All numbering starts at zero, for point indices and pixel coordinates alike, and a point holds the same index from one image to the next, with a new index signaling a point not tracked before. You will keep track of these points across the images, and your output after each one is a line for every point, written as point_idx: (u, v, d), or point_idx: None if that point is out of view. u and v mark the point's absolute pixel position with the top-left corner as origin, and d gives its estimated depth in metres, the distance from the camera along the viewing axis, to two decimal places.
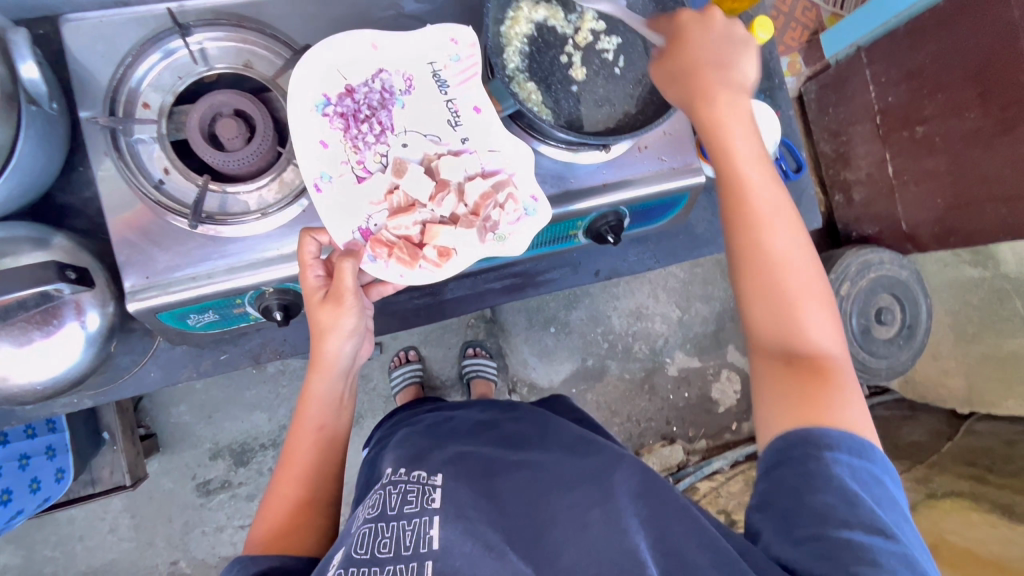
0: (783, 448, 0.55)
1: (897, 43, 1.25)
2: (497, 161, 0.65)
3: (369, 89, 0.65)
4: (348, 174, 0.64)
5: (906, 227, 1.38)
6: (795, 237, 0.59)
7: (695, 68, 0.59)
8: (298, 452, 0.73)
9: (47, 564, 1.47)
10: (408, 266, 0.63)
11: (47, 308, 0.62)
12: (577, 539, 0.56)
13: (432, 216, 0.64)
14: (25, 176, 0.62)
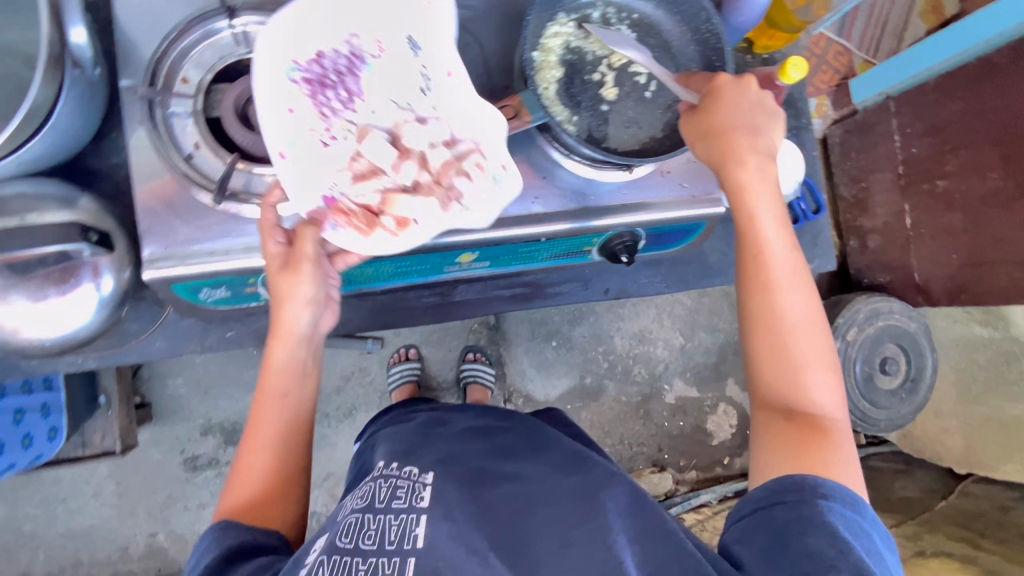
0: (776, 492, 0.57)
1: (924, 96, 1.25)
2: (465, 128, 0.65)
3: (336, 55, 0.64)
4: (313, 141, 0.63)
5: (919, 278, 1.37)
6: (808, 309, 0.62)
7: (727, 129, 0.61)
8: (262, 427, 0.71)
9: (27, 522, 1.48)
10: (364, 236, 0.63)
11: (65, 267, 0.62)
12: (558, 551, 0.56)
13: (394, 184, 0.64)
14: (61, 137, 0.64)
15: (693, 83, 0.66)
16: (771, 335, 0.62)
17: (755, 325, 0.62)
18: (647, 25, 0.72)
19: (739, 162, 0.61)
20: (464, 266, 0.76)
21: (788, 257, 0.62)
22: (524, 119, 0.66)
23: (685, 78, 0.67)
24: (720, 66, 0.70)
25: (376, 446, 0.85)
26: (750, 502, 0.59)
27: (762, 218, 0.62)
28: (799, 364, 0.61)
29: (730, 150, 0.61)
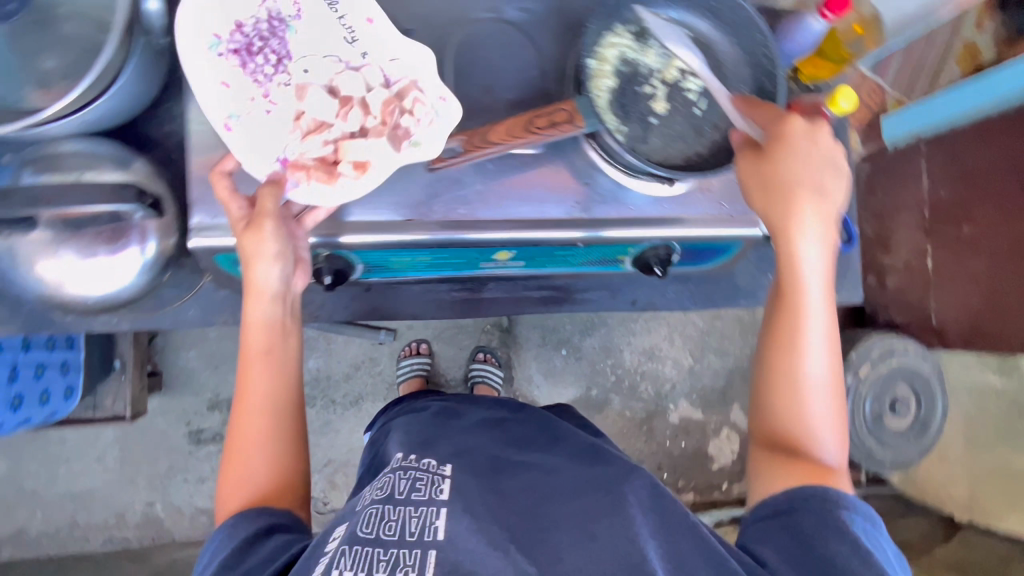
0: (798, 499, 0.59)
1: (956, 139, 1.25)
2: (398, 68, 0.65)
3: (256, 20, 0.63)
4: (256, 110, 0.63)
5: (935, 321, 1.37)
6: (829, 352, 0.64)
7: (784, 179, 0.61)
8: (250, 400, 0.63)
9: (29, 479, 1.49)
10: (327, 185, 0.64)
11: (115, 227, 0.63)
12: (581, 545, 0.55)
13: (341, 132, 0.65)
14: (124, 99, 0.65)
15: (753, 115, 0.64)
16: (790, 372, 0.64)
17: (776, 361, 0.65)
18: (703, 44, 0.73)
19: (797, 215, 0.61)
20: (500, 263, 0.77)
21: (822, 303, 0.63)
22: (576, 124, 0.64)
23: (747, 106, 0.65)
24: (772, 91, 0.70)
25: (392, 431, 0.86)
26: (768, 507, 0.61)
27: (805, 263, 0.62)
28: (812, 402, 0.64)
29: (788, 199, 0.60)
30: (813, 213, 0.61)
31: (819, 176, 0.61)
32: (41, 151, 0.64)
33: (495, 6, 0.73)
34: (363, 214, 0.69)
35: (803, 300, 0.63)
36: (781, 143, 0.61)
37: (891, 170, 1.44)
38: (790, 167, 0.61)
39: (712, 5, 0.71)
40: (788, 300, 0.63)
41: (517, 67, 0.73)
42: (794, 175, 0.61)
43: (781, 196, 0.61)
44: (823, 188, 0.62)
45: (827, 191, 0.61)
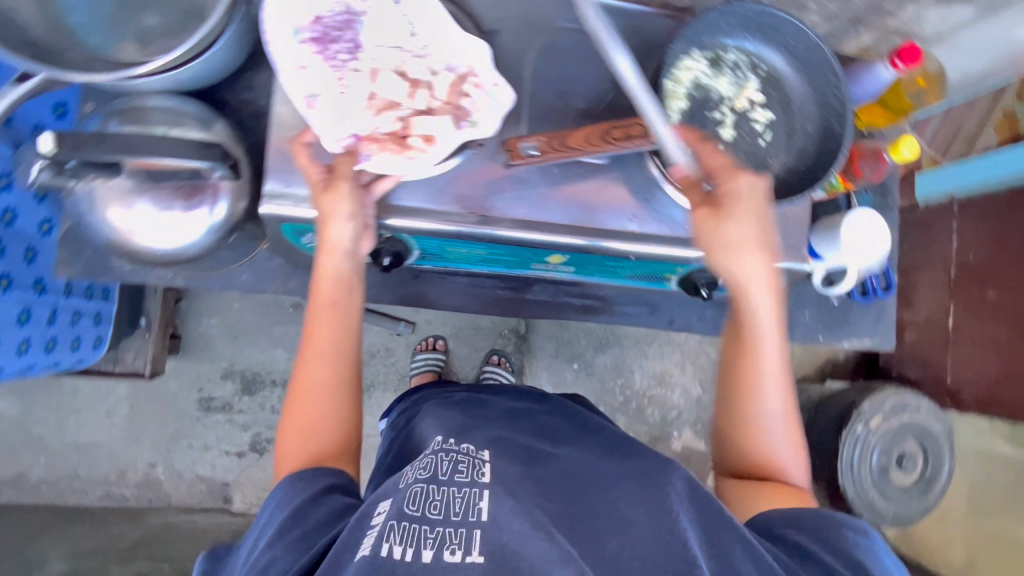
0: (800, 518, 0.64)
1: (993, 207, 1.27)
2: (458, 57, 0.68)
3: (333, 13, 0.66)
4: (333, 92, 0.65)
5: (949, 381, 1.38)
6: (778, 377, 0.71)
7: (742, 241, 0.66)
8: (314, 352, 0.68)
9: (37, 425, 1.50)
10: (401, 157, 0.66)
11: (193, 184, 0.65)
12: (624, 534, 0.57)
13: (410, 110, 0.67)
14: (216, 62, 0.68)
15: (703, 155, 0.67)
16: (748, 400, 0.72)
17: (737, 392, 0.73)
18: (773, 79, 0.75)
19: (747, 271, 0.67)
20: (551, 267, 0.78)
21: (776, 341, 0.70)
22: (649, 140, 0.65)
23: (697, 143, 0.68)
24: (839, 131, 0.71)
25: (420, 417, 0.87)
26: (764, 524, 0.66)
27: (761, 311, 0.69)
28: (765, 417, 0.72)
29: (737, 252, 0.66)
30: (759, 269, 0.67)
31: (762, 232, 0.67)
32: (127, 104, 0.66)
33: (579, 18, 0.75)
34: (427, 203, 0.69)
35: (756, 345, 0.70)
36: (733, 197, 0.65)
37: (919, 226, 1.45)
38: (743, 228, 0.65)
39: (790, 43, 0.72)
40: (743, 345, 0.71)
41: (593, 78, 0.75)
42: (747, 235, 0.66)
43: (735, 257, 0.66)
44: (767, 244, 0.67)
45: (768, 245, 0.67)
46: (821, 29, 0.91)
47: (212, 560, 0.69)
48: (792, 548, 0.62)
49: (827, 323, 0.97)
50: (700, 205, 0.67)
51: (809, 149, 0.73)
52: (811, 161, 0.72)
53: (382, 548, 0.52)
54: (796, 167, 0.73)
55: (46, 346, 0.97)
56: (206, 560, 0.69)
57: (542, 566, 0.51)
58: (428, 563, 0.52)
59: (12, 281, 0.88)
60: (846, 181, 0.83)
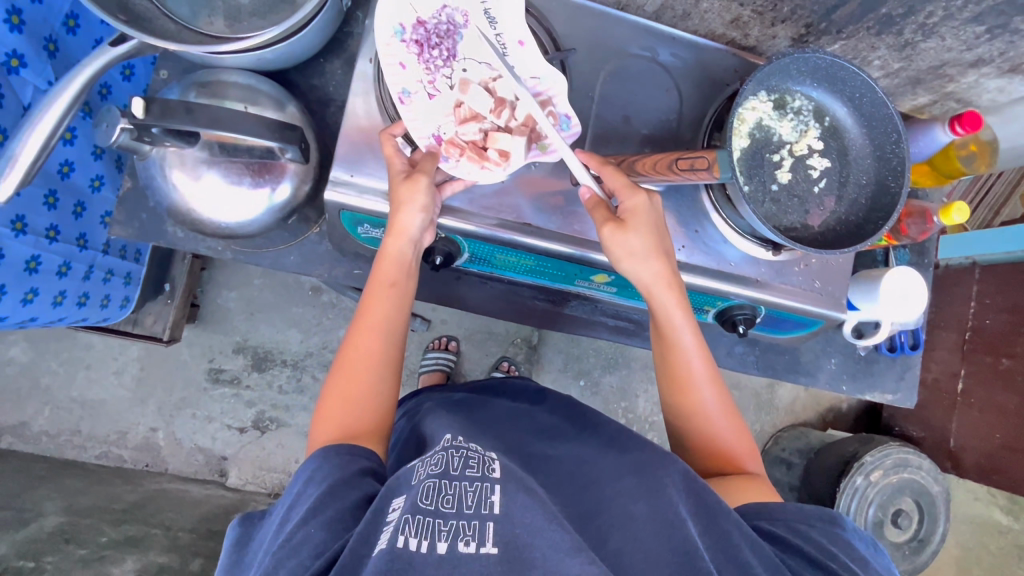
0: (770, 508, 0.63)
1: (1010, 274, 1.27)
2: (540, 85, 0.64)
3: (436, 20, 0.66)
4: (422, 93, 0.66)
5: (953, 443, 1.38)
6: (703, 373, 0.73)
7: (648, 248, 0.67)
8: (366, 328, 0.70)
9: (46, 376, 1.50)
10: (476, 166, 0.65)
11: (263, 162, 0.66)
12: (632, 536, 0.58)
13: (492, 126, 0.65)
14: (299, 47, 0.69)
15: (604, 176, 0.69)
16: (686, 414, 0.74)
17: (676, 408, 0.75)
18: (833, 129, 0.76)
19: (654, 276, 0.68)
20: (594, 285, 0.79)
21: (695, 347, 0.72)
22: (711, 174, 0.65)
23: (599, 163, 0.69)
24: (895, 189, 0.73)
25: (438, 410, 0.88)
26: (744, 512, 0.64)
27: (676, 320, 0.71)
28: (701, 416, 0.74)
29: (645, 256, 0.67)
30: (659, 273, 0.68)
31: (660, 235, 0.68)
32: (209, 77, 0.67)
33: (651, 46, 0.77)
34: (477, 205, 0.71)
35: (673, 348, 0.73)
36: (632, 213, 0.67)
37: (940, 286, 1.45)
38: (644, 235, 0.67)
39: (855, 96, 0.74)
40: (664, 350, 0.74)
41: (658, 106, 0.76)
42: (648, 240, 0.67)
43: (640, 265, 0.68)
44: (663, 244, 0.69)
45: (664, 244, 0.69)
46: (879, 84, 0.93)
47: (246, 524, 0.68)
48: (770, 539, 0.60)
49: (852, 373, 0.97)
50: (607, 220, 0.66)
51: (862, 200, 0.75)
52: (863, 212, 0.75)
53: (398, 540, 0.52)
54: (847, 218, 0.75)
55: (78, 300, 0.97)
56: (240, 524, 0.68)
57: (553, 557, 0.52)
58: (444, 555, 0.52)
59: (58, 231, 0.90)
60: (891, 238, 0.87)
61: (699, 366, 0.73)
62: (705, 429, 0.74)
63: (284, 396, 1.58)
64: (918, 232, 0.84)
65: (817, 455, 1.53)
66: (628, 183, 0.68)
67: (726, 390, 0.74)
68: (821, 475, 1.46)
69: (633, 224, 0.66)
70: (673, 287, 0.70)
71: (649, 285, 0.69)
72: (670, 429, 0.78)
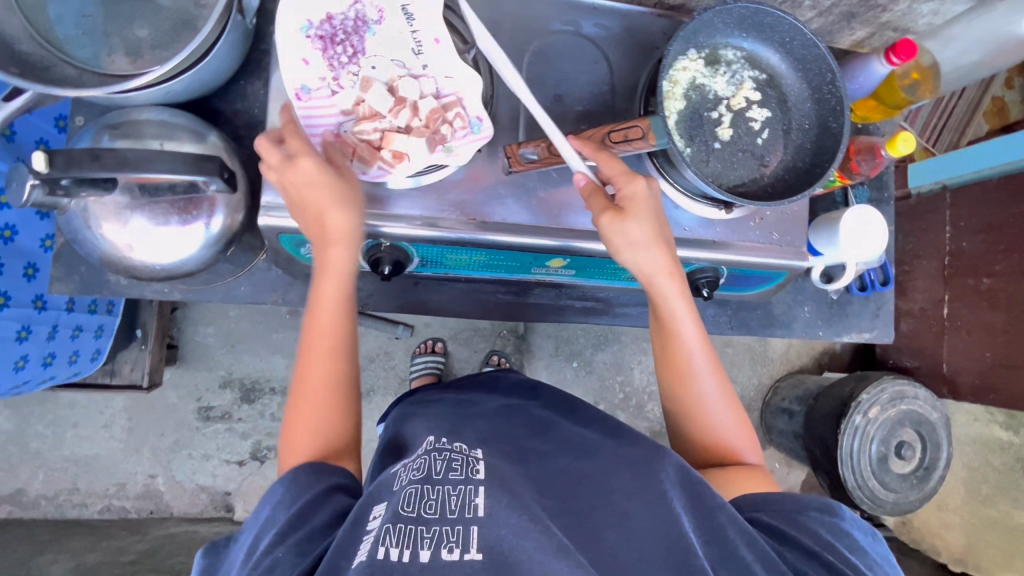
0: (771, 502, 0.64)
1: (984, 193, 1.25)
2: (451, 87, 0.65)
3: (345, 16, 0.64)
4: (324, 89, 0.64)
5: (946, 369, 1.38)
6: (706, 360, 0.73)
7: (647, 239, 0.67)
8: (312, 346, 0.68)
9: (34, 440, 1.48)
10: (369, 167, 0.64)
11: (190, 199, 0.64)
12: (619, 527, 0.59)
13: (391, 126, 0.64)
14: (207, 74, 0.67)
15: (599, 163, 0.66)
16: (692, 403, 0.74)
17: (675, 402, 0.75)
18: (769, 79, 0.75)
19: (654, 264, 0.68)
20: (552, 271, 0.78)
21: (698, 345, 0.73)
22: (648, 143, 0.65)
23: (594, 149, 0.66)
24: (836, 128, 0.72)
25: (417, 415, 0.88)
26: (749, 501, 0.65)
27: (669, 295, 0.71)
28: (704, 405, 0.74)
29: (641, 248, 0.67)
30: (660, 257, 0.68)
31: (658, 220, 0.68)
32: (120, 118, 0.65)
33: (574, 19, 0.75)
34: (418, 210, 0.69)
35: (677, 333, 0.73)
36: (631, 201, 0.65)
37: (916, 218, 1.43)
38: (644, 225, 0.66)
39: (785, 41, 0.73)
40: (668, 338, 0.74)
41: (588, 79, 0.75)
42: (647, 227, 0.66)
43: (638, 253, 0.67)
44: (662, 229, 0.68)
45: (663, 230, 0.68)
46: (813, 23, 0.90)
47: (212, 554, 0.67)
48: (767, 530, 0.62)
49: (827, 317, 0.97)
50: (605, 209, 0.65)
51: (806, 144, 0.74)
52: (808, 156, 0.74)
53: (378, 551, 0.52)
54: (793, 166, 0.74)
55: (43, 361, 0.96)
56: (205, 553, 0.67)
57: (540, 559, 0.52)
58: (426, 563, 0.52)
59: (9, 298, 0.88)
60: (844, 177, 0.87)
61: (701, 353, 0.73)
62: (707, 418, 0.74)
63: (278, 423, 1.57)
64: (871, 167, 0.83)
65: (813, 400, 1.55)
66: (624, 170, 0.66)
67: (728, 382, 0.75)
68: (819, 421, 1.48)
69: (633, 213, 0.65)
70: (674, 272, 0.69)
71: (651, 276, 0.69)
72: (667, 422, 0.78)
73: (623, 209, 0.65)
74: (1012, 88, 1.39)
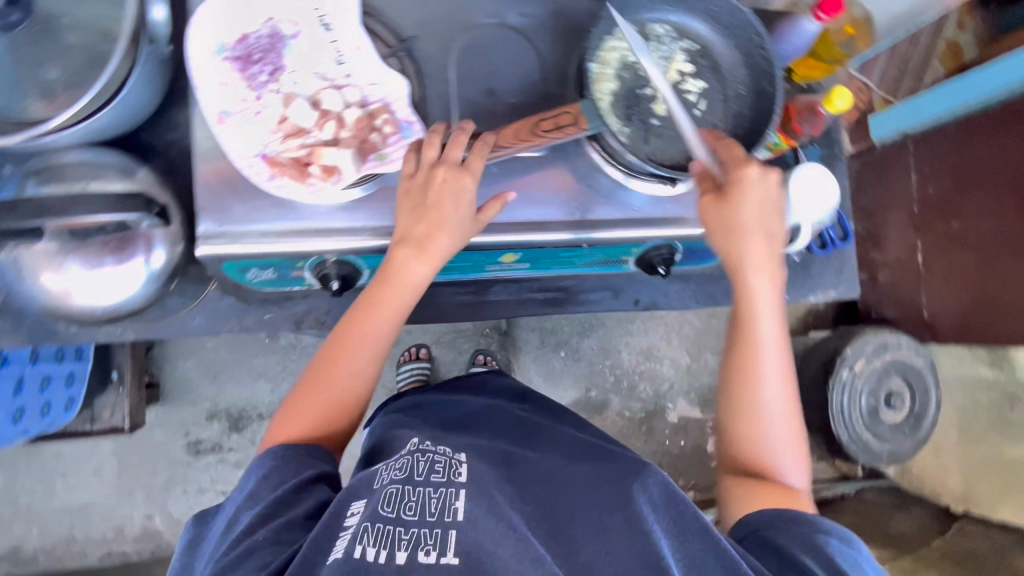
0: (777, 519, 0.63)
1: (946, 138, 1.24)
2: (377, 92, 0.65)
3: (259, 34, 0.64)
4: (248, 110, 0.63)
5: (926, 315, 1.37)
6: (782, 368, 0.71)
7: (742, 223, 0.67)
8: (349, 349, 0.67)
9: (25, 494, 1.47)
10: (300, 184, 0.63)
11: (123, 237, 0.64)
12: (597, 538, 0.57)
13: (319, 140, 0.64)
14: (127, 109, 0.66)
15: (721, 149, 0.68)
16: (746, 405, 0.71)
17: (732, 396, 0.72)
18: (700, 48, 0.75)
19: (748, 245, 0.68)
20: (506, 266, 0.78)
21: (777, 346, 0.71)
22: (581, 126, 0.65)
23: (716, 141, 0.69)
24: (770, 91, 0.71)
25: (395, 421, 0.88)
26: (754, 522, 0.64)
27: (758, 288, 0.70)
28: (768, 412, 0.71)
29: (737, 230, 0.67)
30: (758, 239, 0.68)
31: (767, 210, 0.68)
32: (44, 163, 0.64)
33: (498, 11, 0.74)
34: (359, 221, 0.66)
35: (761, 325, 0.70)
36: (741, 182, 0.66)
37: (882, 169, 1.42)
38: (753, 206, 0.67)
39: (710, 9, 0.72)
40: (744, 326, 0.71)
41: (519, 70, 0.74)
42: (754, 210, 0.67)
43: (734, 229, 0.68)
44: (768, 221, 0.69)
45: (771, 222, 0.69)
46: None
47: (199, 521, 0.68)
48: (775, 550, 0.61)
49: (791, 281, 0.98)
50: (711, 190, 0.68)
51: (745, 111, 0.73)
52: (748, 122, 0.73)
53: (355, 550, 0.52)
54: (734, 133, 0.73)
55: (12, 416, 0.96)
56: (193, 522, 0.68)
57: (515, 565, 0.52)
58: (403, 564, 0.52)
59: None
60: (787, 138, 0.86)
61: (780, 358, 0.71)
62: (769, 423, 0.71)
63: None
64: (812, 126, 0.83)
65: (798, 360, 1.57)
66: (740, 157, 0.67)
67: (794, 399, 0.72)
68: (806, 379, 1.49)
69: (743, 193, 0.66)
70: (772, 262, 0.70)
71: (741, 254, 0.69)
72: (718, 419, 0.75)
73: (728, 189, 0.66)
74: (965, 29, 1.29)
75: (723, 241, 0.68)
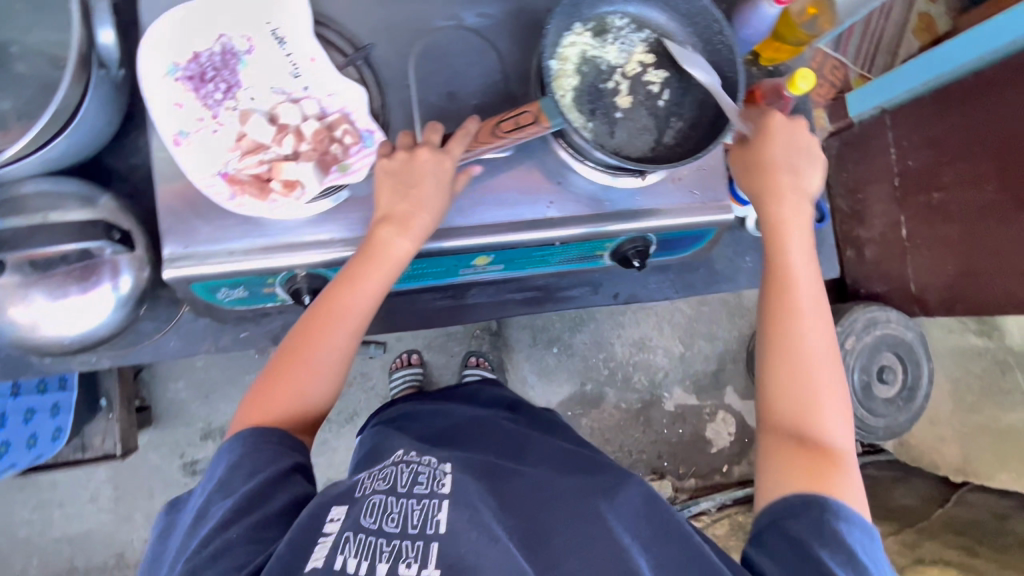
0: (791, 506, 0.60)
1: (923, 110, 1.23)
2: (335, 104, 0.65)
3: (211, 52, 0.63)
4: (205, 129, 0.63)
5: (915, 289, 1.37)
6: (823, 323, 0.68)
7: (772, 166, 0.71)
8: (325, 330, 0.66)
9: (22, 526, 1.46)
10: (261, 202, 0.63)
11: (87, 265, 0.64)
12: (580, 550, 0.57)
13: (278, 155, 0.63)
14: (83, 136, 0.65)
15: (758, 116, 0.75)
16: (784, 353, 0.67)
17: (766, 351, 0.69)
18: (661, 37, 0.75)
19: (775, 186, 0.71)
20: (479, 269, 0.78)
21: (814, 297, 0.69)
22: (542, 125, 0.65)
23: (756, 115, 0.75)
24: (732, 77, 0.71)
25: (381, 432, 0.88)
26: (767, 515, 0.61)
27: (791, 233, 0.71)
28: (812, 367, 0.66)
29: (766, 172, 0.71)
30: (785, 180, 0.71)
31: (794, 163, 0.72)
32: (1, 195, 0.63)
33: (454, 13, 0.73)
34: (328, 232, 0.66)
35: (792, 272, 0.69)
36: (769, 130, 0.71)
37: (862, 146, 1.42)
38: (782, 150, 0.71)
39: None
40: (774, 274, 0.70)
41: (479, 72, 0.73)
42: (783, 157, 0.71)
43: (763, 171, 0.71)
44: (796, 172, 0.71)
45: (798, 173, 0.72)
46: None
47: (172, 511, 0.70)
48: (790, 539, 0.58)
49: None
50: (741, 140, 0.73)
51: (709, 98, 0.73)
52: (713, 108, 0.72)
53: (337, 560, 0.52)
54: (699, 120, 0.73)
55: None
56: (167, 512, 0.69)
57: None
58: None
59: None
60: None
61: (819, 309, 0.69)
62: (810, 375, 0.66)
63: None
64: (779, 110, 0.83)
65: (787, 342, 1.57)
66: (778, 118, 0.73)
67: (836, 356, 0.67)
68: None
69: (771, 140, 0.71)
70: (803, 209, 0.71)
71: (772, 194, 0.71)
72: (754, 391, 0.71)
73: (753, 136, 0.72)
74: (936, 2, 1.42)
75: (752, 182, 0.72)
